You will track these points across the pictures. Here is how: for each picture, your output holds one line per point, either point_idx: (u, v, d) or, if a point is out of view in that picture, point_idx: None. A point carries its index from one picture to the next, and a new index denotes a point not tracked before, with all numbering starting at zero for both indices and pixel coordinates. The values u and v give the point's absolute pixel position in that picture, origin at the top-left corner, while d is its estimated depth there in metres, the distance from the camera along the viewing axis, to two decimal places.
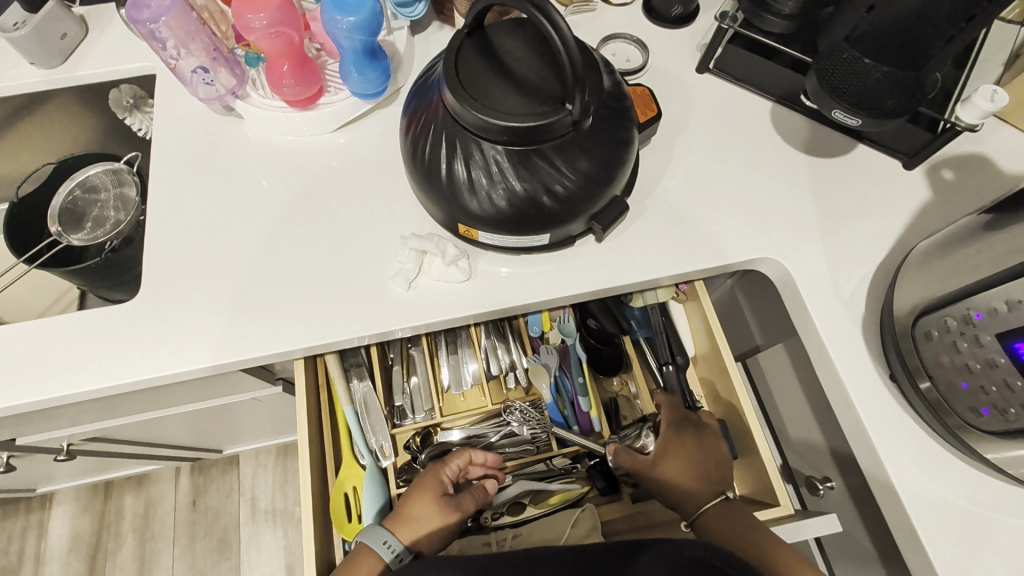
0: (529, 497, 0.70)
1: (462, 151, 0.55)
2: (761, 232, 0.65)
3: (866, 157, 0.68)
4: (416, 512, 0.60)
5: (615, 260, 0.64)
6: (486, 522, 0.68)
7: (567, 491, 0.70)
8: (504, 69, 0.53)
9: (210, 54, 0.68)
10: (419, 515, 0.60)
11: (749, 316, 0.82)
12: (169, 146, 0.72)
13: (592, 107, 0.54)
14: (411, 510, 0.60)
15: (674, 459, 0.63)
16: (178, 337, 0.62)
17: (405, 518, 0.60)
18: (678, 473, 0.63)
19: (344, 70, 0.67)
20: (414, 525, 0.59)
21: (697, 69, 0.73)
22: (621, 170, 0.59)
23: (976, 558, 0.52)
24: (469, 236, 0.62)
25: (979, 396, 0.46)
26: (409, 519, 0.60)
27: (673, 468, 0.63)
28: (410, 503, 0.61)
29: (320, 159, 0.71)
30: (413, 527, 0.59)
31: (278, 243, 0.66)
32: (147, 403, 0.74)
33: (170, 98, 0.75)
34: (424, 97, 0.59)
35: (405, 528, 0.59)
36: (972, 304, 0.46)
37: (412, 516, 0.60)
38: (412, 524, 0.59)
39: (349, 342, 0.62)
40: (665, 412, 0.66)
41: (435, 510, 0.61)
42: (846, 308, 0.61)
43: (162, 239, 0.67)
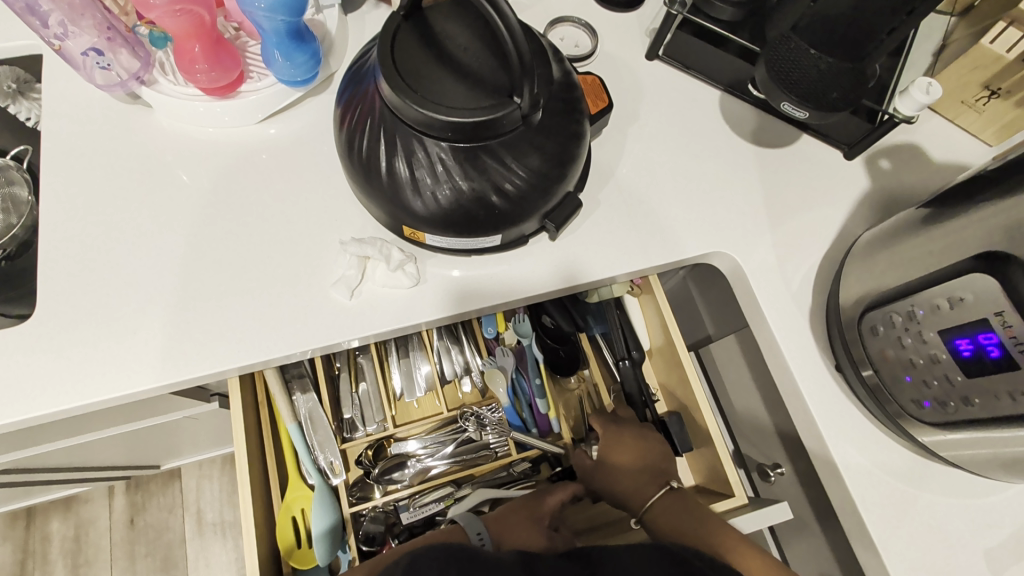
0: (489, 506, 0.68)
1: (403, 149, 0.51)
2: (713, 225, 0.65)
3: (811, 147, 0.69)
4: (513, 518, 0.60)
5: (569, 259, 0.62)
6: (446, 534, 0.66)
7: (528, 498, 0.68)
8: (445, 58, 0.49)
9: (104, 34, 0.59)
10: (512, 518, 0.60)
11: (700, 306, 0.83)
12: (64, 139, 0.63)
13: (542, 100, 0.50)
14: (512, 515, 0.60)
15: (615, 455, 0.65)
16: (86, 361, 0.55)
17: (503, 524, 0.59)
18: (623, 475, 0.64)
19: (267, 54, 0.60)
20: (509, 529, 0.58)
21: (647, 56, 0.71)
22: (574, 166, 0.56)
23: (914, 537, 0.54)
24: (414, 239, 0.58)
25: (922, 390, 0.47)
26: (504, 521, 0.59)
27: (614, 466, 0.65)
28: (508, 510, 0.61)
29: (244, 153, 0.64)
30: (509, 529, 0.58)
31: (199, 251, 0.59)
32: (59, 432, 0.67)
33: (62, 82, 0.65)
34: (359, 86, 0.54)
35: (499, 531, 0.58)
36: (916, 300, 0.46)
37: (509, 523, 0.59)
38: (507, 529, 0.58)
39: (287, 357, 0.57)
40: (597, 420, 0.69)
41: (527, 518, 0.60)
42: (794, 300, 0.62)
43: (61, 248, 0.58)
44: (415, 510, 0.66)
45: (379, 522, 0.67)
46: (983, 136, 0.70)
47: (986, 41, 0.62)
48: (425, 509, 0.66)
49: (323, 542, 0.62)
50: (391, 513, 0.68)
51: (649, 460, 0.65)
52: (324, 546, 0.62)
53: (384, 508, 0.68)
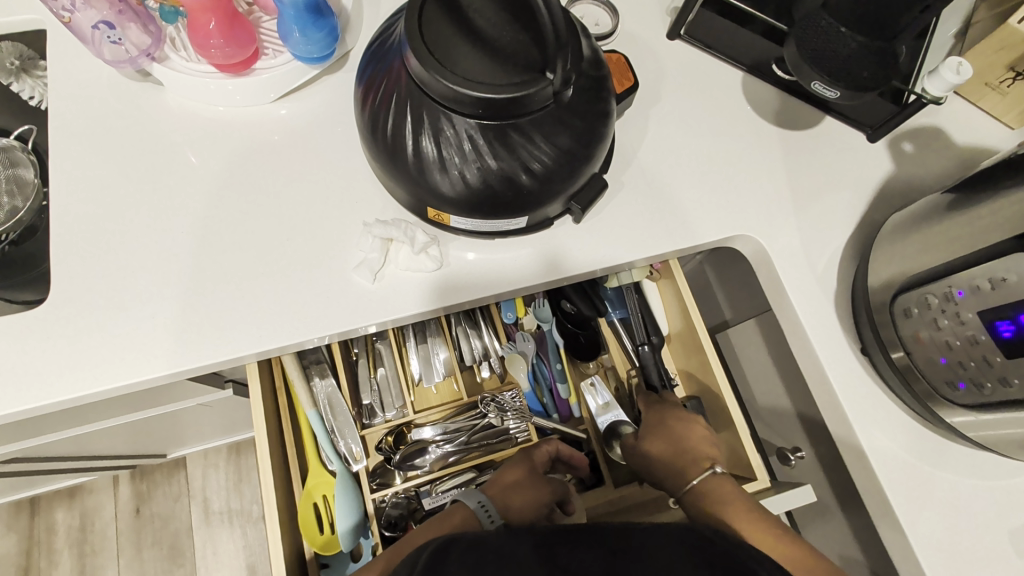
0: None
1: (430, 126, 0.49)
2: (737, 207, 0.64)
3: (834, 130, 0.68)
4: (510, 481, 0.60)
5: (593, 242, 0.61)
6: None
7: None
8: (476, 31, 0.47)
9: (114, 7, 0.56)
10: (509, 481, 0.61)
11: (718, 292, 0.83)
12: (72, 118, 0.61)
13: (573, 77, 0.49)
14: (510, 478, 0.60)
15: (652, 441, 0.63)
16: (104, 347, 0.53)
17: (502, 485, 0.60)
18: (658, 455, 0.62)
19: (284, 29, 0.58)
20: (507, 491, 0.60)
21: (669, 36, 0.70)
22: (601, 146, 0.55)
23: (939, 517, 0.55)
24: (438, 220, 0.57)
25: (957, 371, 0.47)
26: (502, 484, 0.60)
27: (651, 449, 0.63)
28: (506, 471, 0.61)
29: (259, 133, 0.62)
30: (507, 492, 0.59)
31: (217, 234, 0.57)
32: (72, 420, 0.65)
33: (68, 59, 0.62)
34: (382, 62, 0.52)
35: (498, 495, 0.59)
36: (953, 281, 0.46)
37: (506, 483, 0.60)
38: (505, 491, 0.60)
39: (308, 341, 0.56)
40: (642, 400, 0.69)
41: (526, 476, 0.61)
42: (819, 283, 0.62)
43: (73, 231, 0.57)
44: (436, 496, 0.66)
45: (400, 507, 0.67)
46: (1006, 118, 0.70)
47: (1014, 21, 0.61)
48: (445, 496, 0.66)
49: (347, 529, 0.61)
50: (412, 499, 0.68)
51: (691, 444, 0.62)
52: (349, 533, 0.61)
53: (405, 494, 0.68)
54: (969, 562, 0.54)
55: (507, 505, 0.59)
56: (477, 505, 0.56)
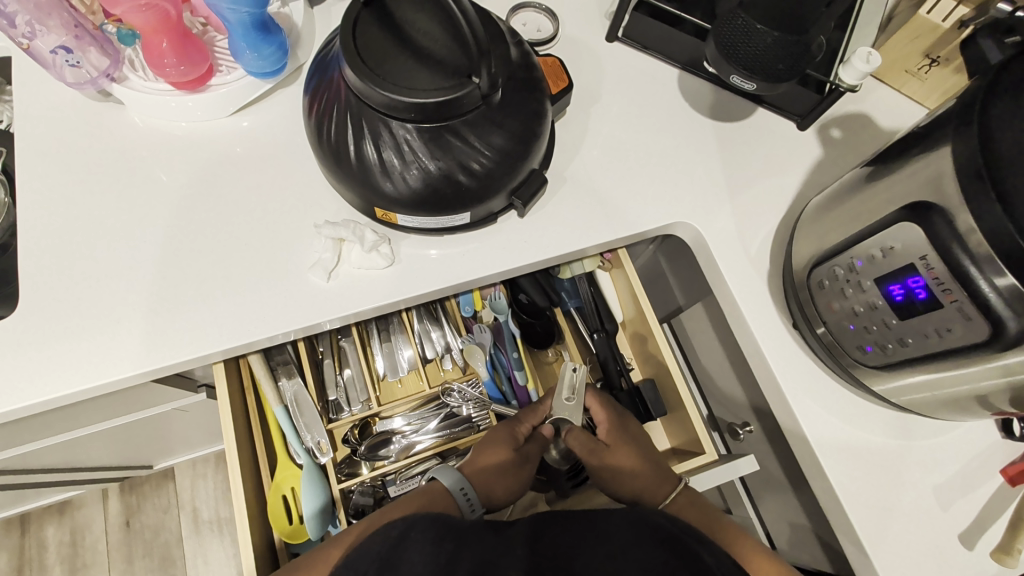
0: None
1: (370, 132, 0.53)
2: (674, 197, 0.68)
3: (766, 120, 0.72)
4: (493, 467, 0.63)
5: (538, 235, 0.64)
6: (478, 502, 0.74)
7: None
8: (406, 42, 0.51)
9: (72, 33, 0.60)
10: (493, 466, 0.63)
11: (670, 278, 0.86)
12: (37, 139, 0.64)
13: (501, 80, 0.53)
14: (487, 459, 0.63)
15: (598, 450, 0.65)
16: (71, 354, 0.56)
17: (483, 469, 0.62)
18: (629, 464, 0.65)
19: (235, 47, 0.62)
20: (488, 473, 0.63)
21: (606, 38, 0.74)
22: (537, 143, 0.59)
23: (869, 478, 0.58)
24: (387, 220, 0.60)
25: (864, 336, 0.51)
26: (484, 468, 0.62)
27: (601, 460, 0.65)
28: (491, 455, 0.63)
29: (218, 146, 0.65)
30: (489, 478, 0.62)
31: (177, 243, 0.61)
32: (50, 428, 0.68)
33: (33, 83, 0.66)
34: (325, 74, 0.56)
35: (479, 477, 0.62)
36: (855, 253, 0.50)
37: (489, 468, 0.63)
38: (488, 473, 0.63)
39: (268, 340, 0.59)
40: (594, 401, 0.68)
41: (508, 462, 0.63)
42: (753, 264, 0.65)
43: (41, 246, 0.60)
44: (401, 484, 0.70)
45: (368, 495, 0.70)
46: (929, 101, 0.74)
47: (923, 11, 0.66)
48: (410, 482, 0.70)
49: (314, 518, 0.65)
50: (379, 488, 0.71)
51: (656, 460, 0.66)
52: (317, 520, 0.65)
53: (372, 483, 0.71)
54: (899, 518, 0.57)
55: (487, 487, 0.62)
56: (456, 490, 0.60)
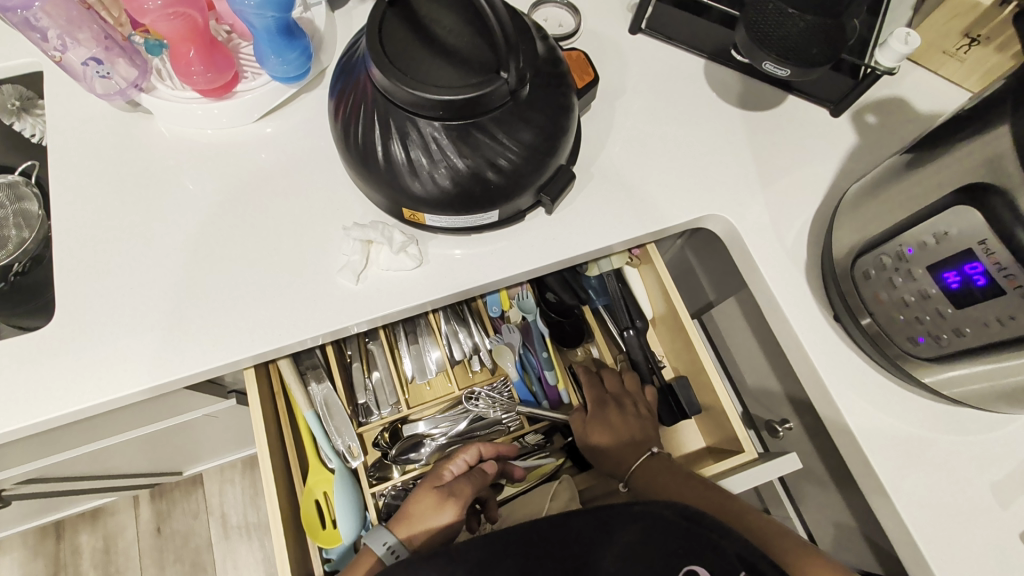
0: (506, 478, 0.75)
1: (397, 132, 0.52)
2: (704, 190, 0.66)
3: (797, 107, 0.70)
4: (418, 516, 0.59)
5: (566, 232, 0.63)
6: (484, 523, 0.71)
7: (543, 466, 0.75)
8: (432, 39, 0.50)
9: (101, 44, 0.61)
10: (420, 514, 0.60)
11: (702, 275, 0.84)
12: (68, 150, 0.65)
13: (529, 75, 0.52)
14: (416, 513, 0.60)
15: (597, 432, 0.69)
16: (107, 360, 0.57)
17: (406, 518, 0.60)
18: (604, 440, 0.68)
19: (259, 52, 0.62)
20: (414, 523, 0.59)
21: (629, 30, 0.72)
22: (565, 139, 0.58)
23: (919, 474, 0.56)
24: (415, 220, 0.60)
25: (915, 327, 0.49)
26: (410, 519, 0.59)
27: (598, 448, 0.68)
28: (415, 505, 0.60)
29: (243, 153, 0.65)
30: (415, 526, 0.59)
31: (206, 249, 0.61)
32: (85, 435, 0.69)
33: (63, 95, 0.67)
34: (350, 76, 0.56)
35: (407, 530, 0.59)
36: (904, 240, 0.48)
37: (414, 516, 0.59)
38: (413, 524, 0.59)
39: (296, 344, 0.59)
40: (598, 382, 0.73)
41: (431, 508, 0.60)
42: (790, 256, 0.63)
43: (76, 256, 0.60)
44: None
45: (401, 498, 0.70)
46: (968, 84, 0.71)
47: None
48: None
49: (350, 522, 0.65)
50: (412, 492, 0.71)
51: (629, 433, 0.69)
52: (351, 524, 0.65)
53: (404, 486, 0.71)
54: (953, 517, 0.54)
55: (417, 540, 0.58)
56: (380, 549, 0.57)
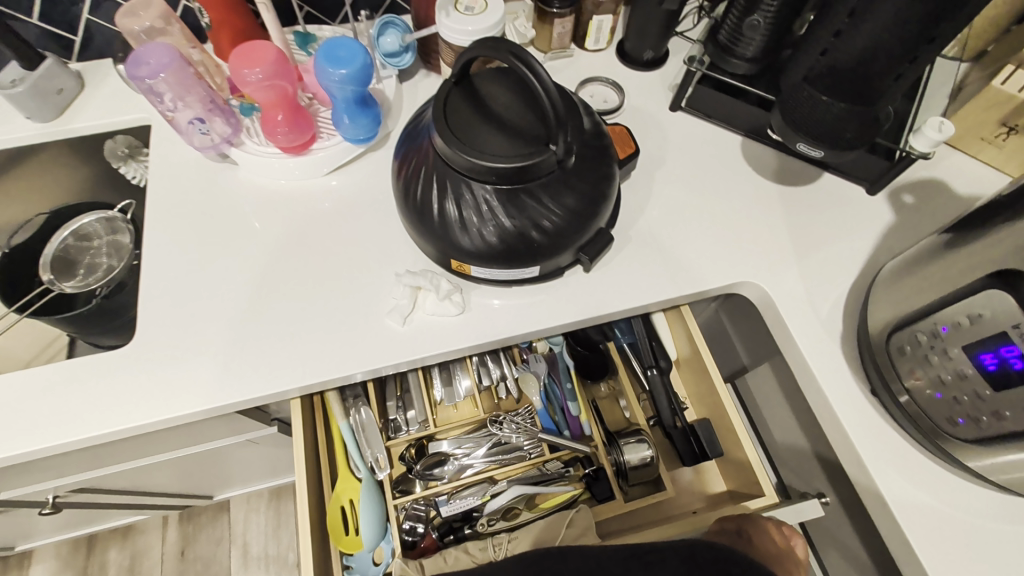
0: (523, 503, 0.72)
1: (453, 192, 0.58)
2: (739, 257, 0.68)
3: (832, 184, 0.73)
4: None
5: (602, 289, 0.66)
6: (482, 529, 0.70)
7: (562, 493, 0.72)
8: (490, 114, 0.56)
9: (206, 107, 0.70)
10: None
11: (735, 338, 0.85)
12: (163, 192, 0.74)
13: (575, 147, 0.57)
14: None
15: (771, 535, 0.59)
16: (173, 380, 0.62)
17: None
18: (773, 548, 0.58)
19: (336, 117, 0.70)
20: None
21: (670, 107, 0.78)
22: (605, 203, 0.62)
23: (969, 567, 0.53)
24: (461, 271, 0.64)
25: (954, 406, 0.49)
26: None
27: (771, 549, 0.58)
28: None
29: (312, 202, 0.73)
30: None
31: (270, 284, 0.67)
32: (138, 450, 0.74)
33: (166, 145, 0.77)
34: (414, 141, 0.62)
35: None
36: (938, 318, 0.49)
37: None
38: None
39: (342, 378, 0.63)
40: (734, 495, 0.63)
41: None
42: (825, 326, 0.64)
43: (159, 284, 0.68)
44: (453, 504, 0.72)
45: (418, 514, 0.72)
46: (1008, 169, 0.72)
47: (997, 82, 0.67)
48: (462, 504, 0.72)
49: (372, 529, 0.67)
50: (430, 508, 0.73)
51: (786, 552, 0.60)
52: (373, 532, 0.67)
53: (424, 500, 0.73)
54: None
55: None
56: None
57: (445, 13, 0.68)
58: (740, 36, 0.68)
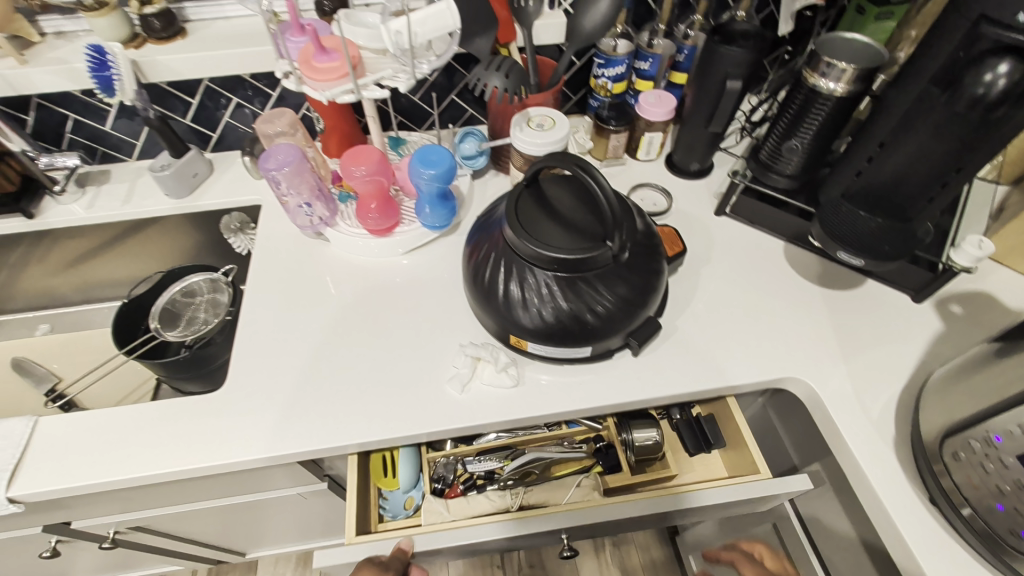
0: (540, 466, 0.78)
1: (517, 275, 0.65)
2: (785, 353, 0.71)
3: (876, 291, 0.76)
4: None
5: (649, 373, 0.70)
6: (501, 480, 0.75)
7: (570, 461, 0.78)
8: (555, 213, 0.65)
9: (314, 193, 0.84)
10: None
11: (783, 436, 0.84)
12: (265, 259, 0.86)
13: (629, 244, 0.64)
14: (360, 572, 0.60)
15: None
16: (252, 426, 0.68)
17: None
18: None
19: (418, 206, 0.82)
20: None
21: (715, 212, 0.86)
22: (654, 295, 0.68)
23: None
24: (518, 346, 0.70)
25: (1016, 518, 0.48)
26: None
27: None
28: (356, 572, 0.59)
29: (389, 276, 0.82)
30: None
31: (347, 345, 0.75)
32: (202, 493, 0.79)
33: (273, 222, 0.91)
34: (486, 231, 0.72)
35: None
36: (990, 427, 0.49)
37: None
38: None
39: (400, 437, 0.67)
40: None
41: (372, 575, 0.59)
42: (876, 428, 0.64)
43: (251, 338, 0.77)
44: (479, 461, 0.76)
45: (449, 470, 0.77)
46: None
47: None
48: (486, 462, 0.76)
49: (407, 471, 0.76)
50: (459, 464, 0.77)
51: None
52: (409, 474, 0.76)
53: (454, 456, 0.78)
54: None
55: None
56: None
57: (520, 128, 0.81)
58: (780, 156, 0.76)
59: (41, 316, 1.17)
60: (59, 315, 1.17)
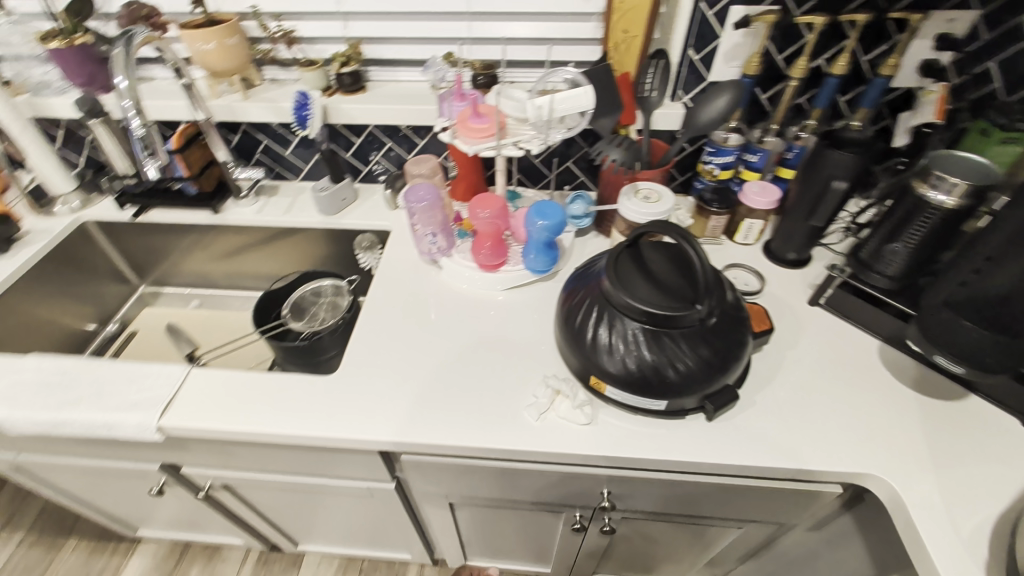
0: None
1: (607, 322, 0.72)
2: (868, 449, 0.69)
3: (981, 407, 0.73)
4: None
5: (721, 440, 0.71)
6: None
7: None
8: (650, 273, 0.72)
9: (441, 227, 0.98)
10: None
11: (859, 545, 0.79)
12: (387, 276, 1.00)
13: (716, 311, 0.69)
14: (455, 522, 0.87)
15: None
16: (353, 409, 0.78)
17: None
18: None
19: (526, 251, 0.92)
20: None
21: (808, 301, 0.88)
22: (736, 364, 0.71)
23: None
24: (596, 387, 0.75)
25: None
26: None
27: None
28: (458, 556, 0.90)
29: (488, 308, 0.92)
30: None
31: (445, 360, 0.84)
32: (293, 464, 0.90)
33: (399, 247, 1.06)
34: (584, 280, 0.80)
35: None
36: None
37: None
38: None
39: (478, 449, 0.74)
40: None
41: None
42: (966, 548, 0.60)
43: (365, 338, 0.89)
44: None
45: None
46: None
47: None
48: None
49: None
50: None
51: None
52: None
53: None
54: None
55: None
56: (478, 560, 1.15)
57: (627, 197, 0.90)
58: (882, 257, 0.78)
59: (194, 294, 1.40)
60: (207, 295, 1.40)
